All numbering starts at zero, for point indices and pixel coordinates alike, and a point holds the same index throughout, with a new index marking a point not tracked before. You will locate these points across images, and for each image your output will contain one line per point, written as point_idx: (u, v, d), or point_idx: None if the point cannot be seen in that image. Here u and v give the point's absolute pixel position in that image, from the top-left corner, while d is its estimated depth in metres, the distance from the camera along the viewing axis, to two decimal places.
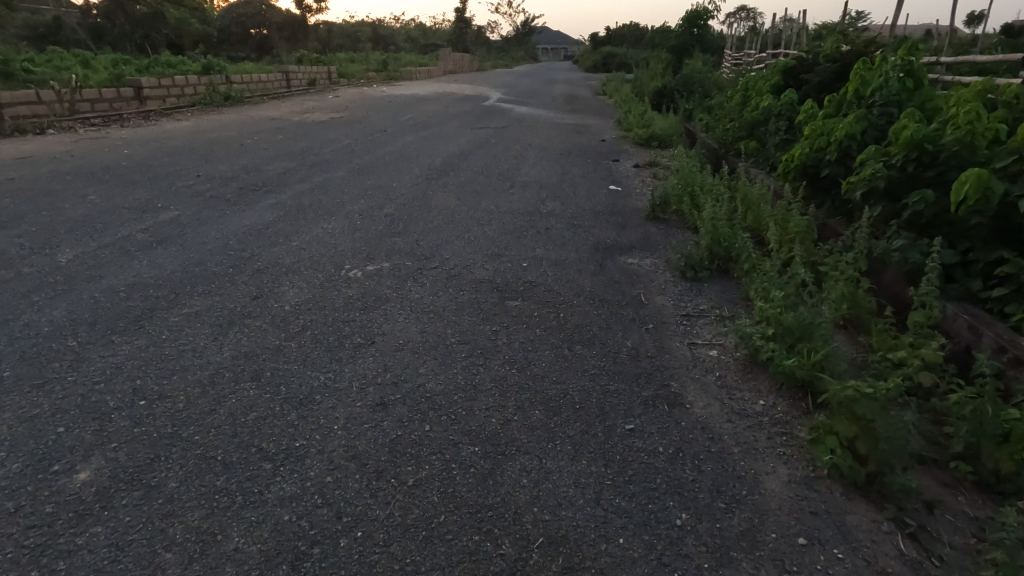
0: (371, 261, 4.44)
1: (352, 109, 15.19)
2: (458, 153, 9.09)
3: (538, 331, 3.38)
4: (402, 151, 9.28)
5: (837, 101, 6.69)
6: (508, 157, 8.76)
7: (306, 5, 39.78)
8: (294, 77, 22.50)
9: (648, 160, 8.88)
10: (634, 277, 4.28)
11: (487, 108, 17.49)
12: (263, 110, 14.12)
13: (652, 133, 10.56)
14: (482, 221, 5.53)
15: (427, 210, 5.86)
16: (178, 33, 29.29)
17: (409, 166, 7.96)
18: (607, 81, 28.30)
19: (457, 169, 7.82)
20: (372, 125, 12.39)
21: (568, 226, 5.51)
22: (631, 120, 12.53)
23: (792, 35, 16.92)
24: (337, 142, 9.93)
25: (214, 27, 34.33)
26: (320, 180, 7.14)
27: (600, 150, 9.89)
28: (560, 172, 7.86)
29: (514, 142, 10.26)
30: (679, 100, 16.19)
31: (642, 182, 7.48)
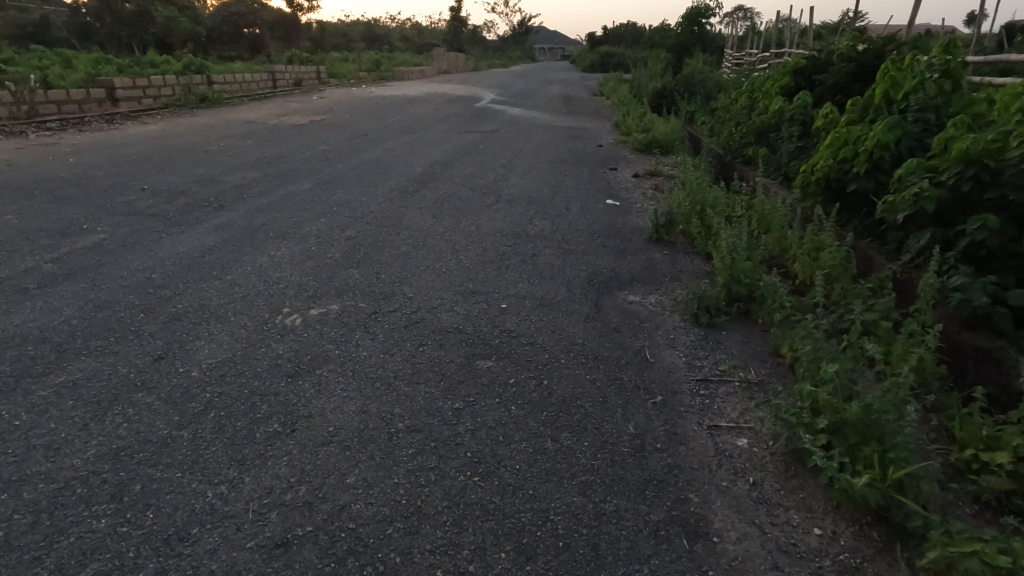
0: (319, 301, 3.67)
1: (336, 111, 14.44)
2: (441, 161, 8.30)
3: (513, 409, 2.61)
4: (379, 159, 8.49)
5: (862, 104, 5.91)
6: (495, 166, 7.97)
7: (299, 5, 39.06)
8: (281, 77, 21.69)
9: (648, 168, 8.12)
10: (636, 323, 3.52)
11: (479, 110, 16.75)
12: (239, 113, 13.28)
13: (652, 138, 9.80)
14: (458, 246, 4.76)
15: (396, 232, 5.08)
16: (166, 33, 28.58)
17: (384, 177, 7.17)
18: (605, 82, 27.59)
19: (436, 181, 7.02)
20: (353, 129, 11.57)
21: (558, 250, 4.75)
22: (630, 123, 11.78)
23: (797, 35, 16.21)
24: (311, 148, 9.15)
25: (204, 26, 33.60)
26: (282, 194, 6.36)
27: (596, 157, 9.11)
28: (552, 183, 7.09)
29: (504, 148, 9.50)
30: (680, 102, 15.44)
31: (642, 195, 6.72)
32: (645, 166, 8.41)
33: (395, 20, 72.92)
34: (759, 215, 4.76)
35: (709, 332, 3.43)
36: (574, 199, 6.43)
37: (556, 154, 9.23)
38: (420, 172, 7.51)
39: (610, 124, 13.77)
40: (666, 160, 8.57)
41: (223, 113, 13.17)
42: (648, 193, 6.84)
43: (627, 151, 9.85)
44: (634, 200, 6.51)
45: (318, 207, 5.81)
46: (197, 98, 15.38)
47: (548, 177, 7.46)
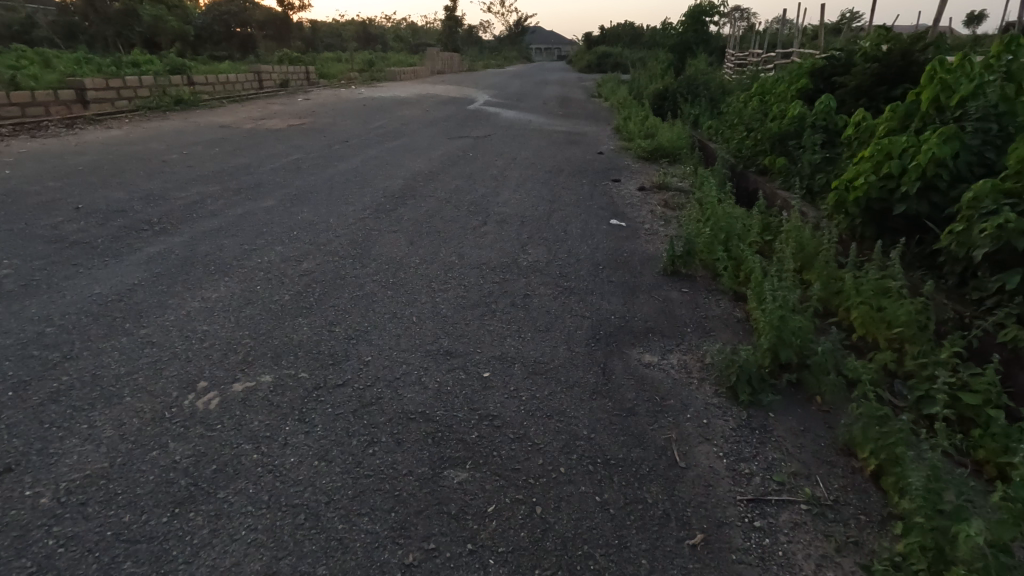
0: (249, 369, 2.87)
1: (321, 114, 13.63)
2: (425, 172, 7.47)
3: (492, 563, 1.82)
4: (356, 170, 7.64)
5: (904, 108, 5.12)
6: (484, 178, 7.15)
7: (291, 3, 38.25)
8: (266, 77, 20.79)
9: (655, 180, 7.33)
10: (657, 400, 2.73)
11: (473, 112, 15.96)
12: (212, 116, 12.37)
13: (657, 144, 9.01)
14: (435, 283, 3.96)
15: (363, 265, 4.26)
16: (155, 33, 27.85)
17: (359, 192, 6.35)
18: (603, 83, 26.86)
19: (417, 197, 6.20)
20: (334, 134, 10.71)
21: (556, 287, 3.95)
22: (632, 128, 11.02)
23: (805, 34, 15.51)
24: (284, 157, 8.34)
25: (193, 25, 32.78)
26: (240, 212, 5.56)
27: (597, 167, 8.30)
28: (548, 199, 6.28)
29: (496, 156, 8.72)
30: (683, 104, 14.68)
31: (651, 213, 5.93)
32: (651, 178, 7.62)
33: (389, 20, 71.94)
34: (798, 245, 3.96)
35: (753, 413, 2.64)
36: (574, 219, 5.62)
37: (553, 163, 8.42)
38: (400, 186, 6.69)
39: (610, 127, 13.00)
40: (674, 171, 7.78)
41: (195, 116, 12.26)
42: (657, 211, 6.04)
43: (630, 159, 9.05)
44: (642, 219, 5.71)
45: (276, 231, 4.99)
46: (171, 100, 14.47)
47: (543, 191, 6.65)
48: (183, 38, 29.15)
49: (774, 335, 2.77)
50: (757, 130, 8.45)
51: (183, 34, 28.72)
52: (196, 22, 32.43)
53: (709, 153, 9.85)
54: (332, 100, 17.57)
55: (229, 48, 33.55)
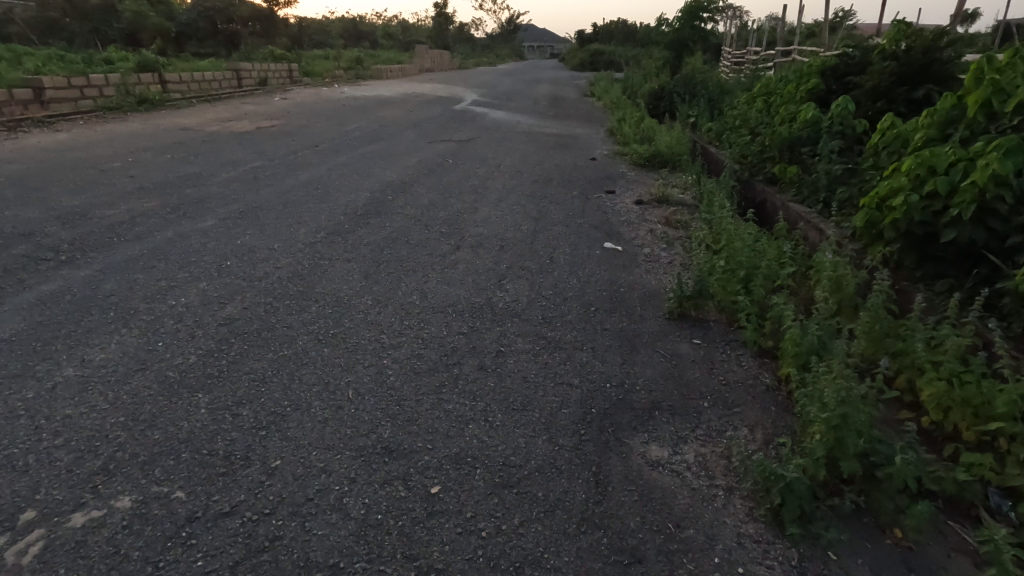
0: (107, 483, 2.09)
1: (296, 114, 12.80)
2: (397, 182, 6.68)
3: None
4: (319, 179, 6.86)
5: (944, 113, 4.35)
6: (462, 190, 6.38)
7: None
8: (245, 75, 19.95)
9: (653, 192, 6.58)
10: (670, 531, 1.97)
11: (459, 113, 15.19)
12: (176, 117, 11.52)
13: (654, 150, 8.25)
14: (386, 336, 3.18)
15: (302, 309, 3.47)
16: (135, 30, 26.98)
17: (316, 208, 5.56)
18: (596, 81, 26.09)
19: (383, 214, 5.42)
20: (304, 138, 9.89)
21: (537, 340, 3.18)
22: (627, 131, 10.28)
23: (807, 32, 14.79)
24: (243, 164, 7.53)
25: (175, 22, 31.84)
26: (171, 235, 4.75)
27: (588, 175, 7.54)
28: (533, 216, 5.52)
29: (478, 163, 7.95)
30: (680, 104, 13.94)
31: (650, 234, 5.17)
32: (648, 188, 6.88)
33: (379, 17, 70.94)
34: (837, 287, 3.19)
35: (806, 555, 1.88)
36: (561, 242, 4.86)
37: (540, 171, 7.66)
38: (365, 200, 5.90)
39: (603, 130, 12.23)
40: (674, 181, 7.01)
41: (157, 117, 11.42)
42: (656, 230, 5.28)
43: (624, 166, 8.30)
44: (640, 242, 4.96)
45: (207, 261, 4.19)
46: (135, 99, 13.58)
47: (528, 206, 5.89)
48: (164, 34, 28.26)
49: (832, 437, 2.02)
50: (764, 135, 7.72)
51: (163, 30, 27.85)
52: (178, 18, 31.52)
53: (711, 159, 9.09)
54: (312, 99, 16.74)
55: (213, 45, 32.67)
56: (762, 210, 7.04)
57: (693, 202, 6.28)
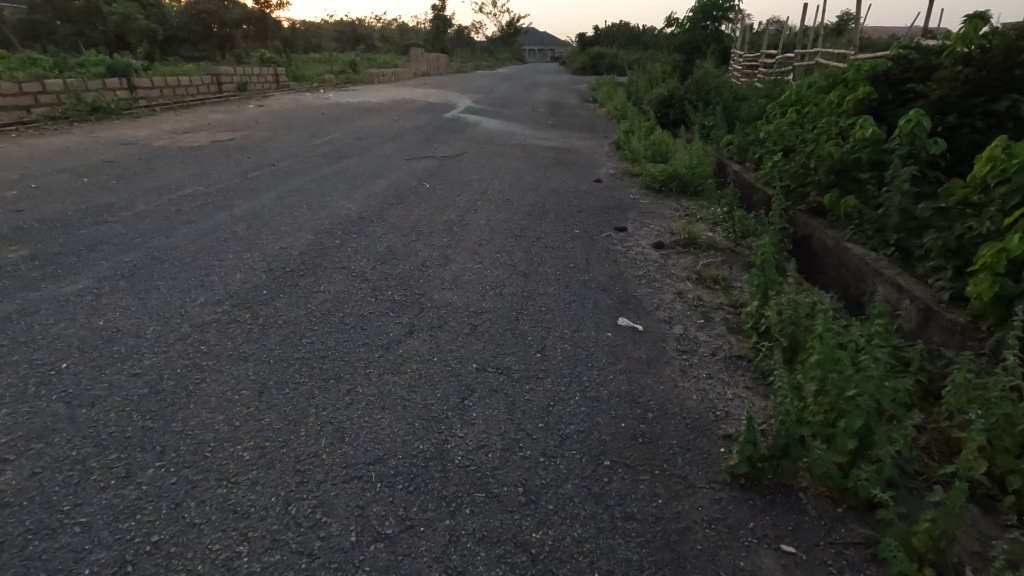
0: None
1: (266, 124, 11.52)
2: (353, 217, 5.34)
3: None
4: (258, 212, 5.53)
5: None
6: (433, 230, 5.04)
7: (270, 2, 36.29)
8: (226, 80, 18.78)
9: (675, 232, 5.25)
10: None
11: (449, 121, 13.90)
12: (126, 128, 10.26)
13: (670, 171, 6.90)
14: (249, 544, 1.85)
15: (129, 473, 2.13)
16: (120, 35, 26.08)
17: (235, 260, 4.22)
18: (600, 85, 24.85)
19: (319, 270, 4.07)
20: (264, 154, 8.59)
21: (513, 553, 1.84)
22: (636, 144, 8.96)
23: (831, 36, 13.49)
24: (172, 191, 6.22)
25: (163, 25, 30.86)
26: (13, 307, 3.43)
27: (593, 205, 6.19)
28: (520, 272, 4.18)
29: (459, 188, 6.64)
30: (693, 113, 12.62)
31: (677, 300, 3.82)
32: (668, 224, 5.55)
33: (379, 20, 70.30)
34: None
35: None
36: (557, 315, 3.52)
37: (534, 198, 6.33)
38: (303, 247, 4.55)
39: (609, 142, 10.91)
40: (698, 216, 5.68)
41: (104, 129, 10.14)
42: (686, 294, 3.93)
43: (634, 191, 6.95)
44: (666, 315, 3.60)
45: (34, 359, 2.86)
46: (90, 107, 12.31)
47: (515, 253, 4.56)
48: (151, 37, 27.24)
49: None
50: (806, 155, 6.36)
51: (150, 33, 26.83)
52: (169, 21, 30.54)
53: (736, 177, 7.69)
54: (292, 106, 15.46)
55: (205, 48, 31.64)
56: (806, 245, 5.74)
57: (728, 247, 4.95)
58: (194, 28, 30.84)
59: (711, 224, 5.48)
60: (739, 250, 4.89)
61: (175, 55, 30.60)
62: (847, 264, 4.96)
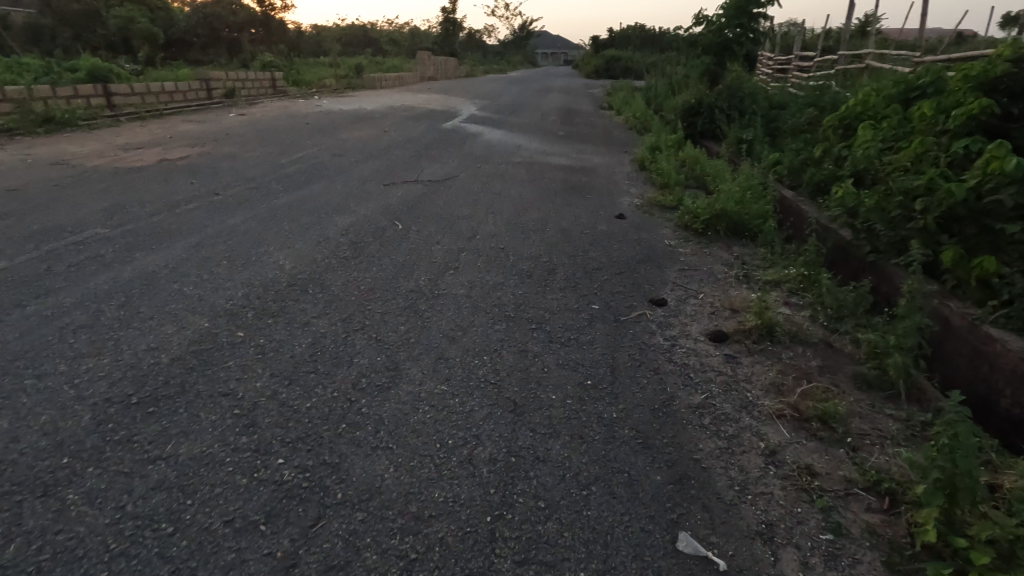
0: None
1: (236, 137, 10.10)
2: (281, 284, 3.82)
3: None
4: (157, 272, 4.04)
5: None
6: (388, 310, 3.51)
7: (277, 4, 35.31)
8: (216, 85, 17.61)
9: (739, 312, 3.69)
10: None
11: (448, 131, 12.41)
12: (69, 143, 8.87)
13: (715, 207, 5.32)
14: None
15: None
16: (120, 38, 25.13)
17: (63, 378, 2.70)
18: (617, 89, 23.30)
19: (183, 401, 2.55)
20: (214, 176, 7.12)
21: None
22: (665, 166, 7.39)
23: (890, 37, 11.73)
24: (62, 236, 4.75)
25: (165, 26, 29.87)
26: None
27: (616, 258, 4.62)
28: (506, 402, 2.63)
29: (439, 230, 5.11)
30: (727, 125, 11.02)
31: (772, 476, 2.24)
32: (724, 293, 3.98)
33: (391, 23, 69.45)
34: None
35: None
36: (565, 524, 1.96)
37: (537, 247, 4.78)
38: (182, 345, 3.02)
39: (629, 158, 9.33)
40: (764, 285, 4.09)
41: (43, 144, 8.74)
42: (781, 457, 2.35)
43: (667, 230, 5.40)
44: (760, 522, 2.02)
45: None
46: (40, 117, 10.95)
47: (502, 359, 3.00)
48: (152, 40, 26.44)
49: None
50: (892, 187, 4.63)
51: (151, 36, 26.07)
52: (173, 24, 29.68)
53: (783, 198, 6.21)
54: (278, 115, 14.10)
55: (210, 52, 30.76)
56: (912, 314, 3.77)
57: (819, 339, 3.37)
58: (200, 31, 29.96)
59: (784, 297, 3.90)
60: (837, 345, 3.31)
61: (178, 58, 29.80)
62: (986, 357, 2.90)
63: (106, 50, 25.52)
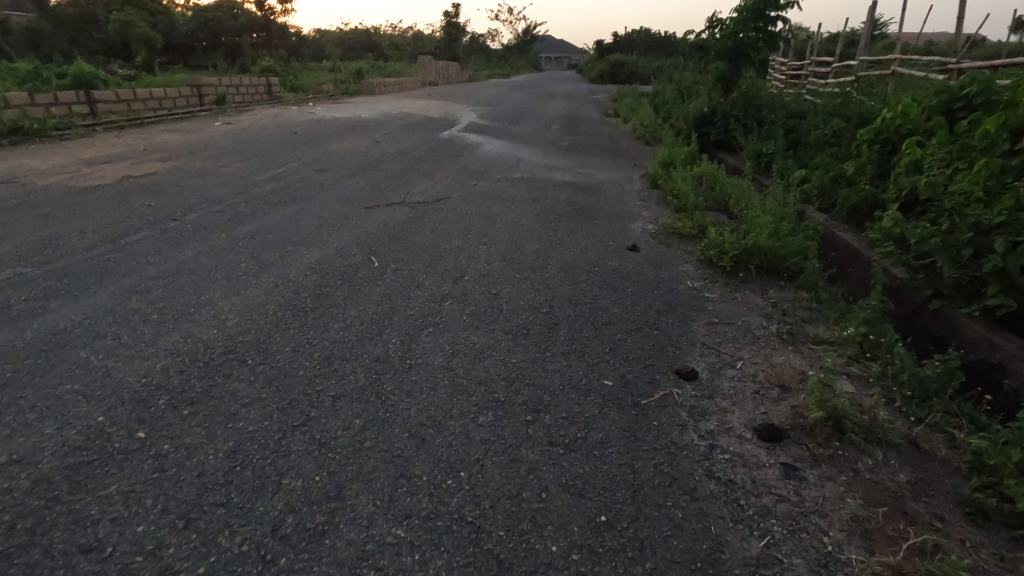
0: None
1: (215, 149, 9.39)
2: (215, 352, 3.06)
3: None
4: (67, 331, 3.28)
5: None
6: (344, 392, 2.74)
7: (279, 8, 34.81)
8: (208, 91, 16.97)
9: (791, 392, 2.92)
10: None
11: (444, 141, 11.69)
12: (29, 158, 8.15)
13: (746, 242, 4.57)
14: None
15: None
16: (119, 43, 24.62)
17: None
18: (622, 95, 22.59)
19: (22, 565, 1.78)
20: (178, 197, 6.39)
21: None
22: (679, 186, 6.64)
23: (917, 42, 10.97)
24: None
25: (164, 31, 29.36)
26: None
27: (631, 307, 3.86)
28: (488, 562, 1.86)
29: (423, 269, 4.37)
30: (743, 136, 10.27)
31: None
32: (769, 362, 3.21)
33: (394, 28, 69.08)
34: None
35: None
36: None
37: (536, 292, 4.02)
38: (57, 455, 2.26)
39: (639, 173, 8.58)
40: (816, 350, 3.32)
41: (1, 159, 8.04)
42: None
43: (689, 268, 4.64)
44: None
45: None
46: (9, 128, 10.26)
47: (487, 475, 2.24)
48: (149, 44, 25.95)
49: None
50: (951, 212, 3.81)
51: (149, 40, 25.60)
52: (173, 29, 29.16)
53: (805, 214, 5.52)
54: (267, 123, 13.41)
55: (211, 57, 30.25)
56: (994, 387, 2.89)
57: (902, 435, 2.59)
58: (201, 36, 29.45)
59: (844, 367, 3.14)
60: (926, 446, 2.54)
61: (177, 62, 29.32)
62: None
63: (103, 54, 25.03)
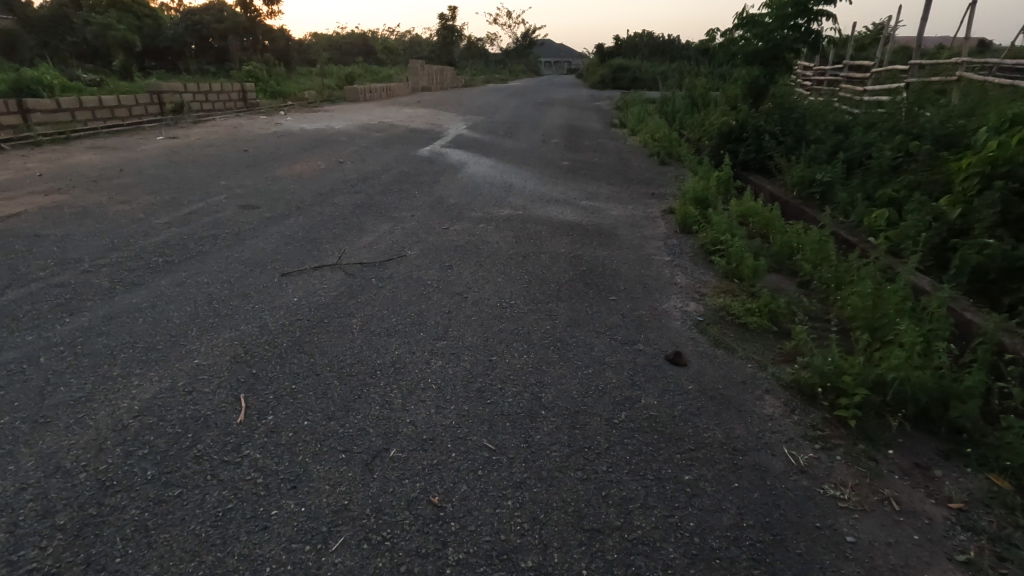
0: None
1: (133, 175, 7.53)
2: None
3: None
4: None
5: None
6: None
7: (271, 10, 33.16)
8: (168, 99, 15.10)
9: None
10: None
11: (423, 160, 9.88)
12: None
13: (877, 371, 2.72)
14: None
15: None
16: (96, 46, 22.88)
17: None
18: (629, 101, 20.83)
19: None
20: (22, 256, 4.52)
21: None
22: (726, 240, 4.80)
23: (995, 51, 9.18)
24: None
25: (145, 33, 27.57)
26: None
27: (700, 544, 1.98)
28: None
29: (330, 424, 2.53)
30: (783, 157, 8.46)
31: None
32: None
33: (392, 32, 67.54)
34: None
35: None
36: None
37: (512, 500, 2.14)
38: None
39: (662, 209, 6.74)
40: None
41: None
42: None
43: (778, 412, 2.77)
44: None
45: None
46: None
47: None
48: (127, 48, 24.14)
49: None
50: None
51: (125, 43, 23.80)
52: (159, 33, 27.34)
53: (921, 290, 3.67)
54: (220, 138, 11.50)
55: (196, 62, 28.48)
56: None
57: None
58: (188, 41, 27.66)
59: None
60: None
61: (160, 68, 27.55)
62: None
63: (76, 58, 23.28)
